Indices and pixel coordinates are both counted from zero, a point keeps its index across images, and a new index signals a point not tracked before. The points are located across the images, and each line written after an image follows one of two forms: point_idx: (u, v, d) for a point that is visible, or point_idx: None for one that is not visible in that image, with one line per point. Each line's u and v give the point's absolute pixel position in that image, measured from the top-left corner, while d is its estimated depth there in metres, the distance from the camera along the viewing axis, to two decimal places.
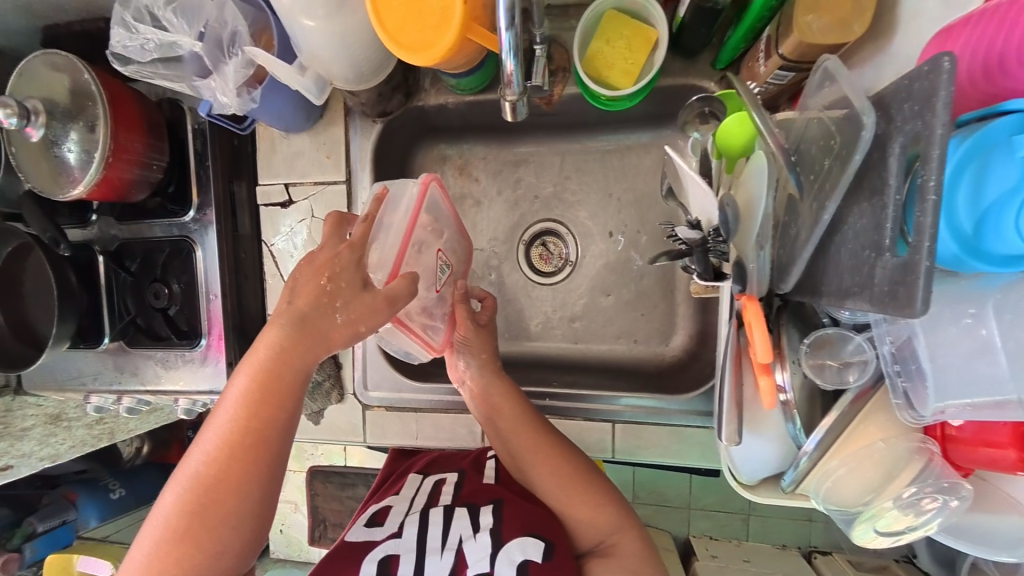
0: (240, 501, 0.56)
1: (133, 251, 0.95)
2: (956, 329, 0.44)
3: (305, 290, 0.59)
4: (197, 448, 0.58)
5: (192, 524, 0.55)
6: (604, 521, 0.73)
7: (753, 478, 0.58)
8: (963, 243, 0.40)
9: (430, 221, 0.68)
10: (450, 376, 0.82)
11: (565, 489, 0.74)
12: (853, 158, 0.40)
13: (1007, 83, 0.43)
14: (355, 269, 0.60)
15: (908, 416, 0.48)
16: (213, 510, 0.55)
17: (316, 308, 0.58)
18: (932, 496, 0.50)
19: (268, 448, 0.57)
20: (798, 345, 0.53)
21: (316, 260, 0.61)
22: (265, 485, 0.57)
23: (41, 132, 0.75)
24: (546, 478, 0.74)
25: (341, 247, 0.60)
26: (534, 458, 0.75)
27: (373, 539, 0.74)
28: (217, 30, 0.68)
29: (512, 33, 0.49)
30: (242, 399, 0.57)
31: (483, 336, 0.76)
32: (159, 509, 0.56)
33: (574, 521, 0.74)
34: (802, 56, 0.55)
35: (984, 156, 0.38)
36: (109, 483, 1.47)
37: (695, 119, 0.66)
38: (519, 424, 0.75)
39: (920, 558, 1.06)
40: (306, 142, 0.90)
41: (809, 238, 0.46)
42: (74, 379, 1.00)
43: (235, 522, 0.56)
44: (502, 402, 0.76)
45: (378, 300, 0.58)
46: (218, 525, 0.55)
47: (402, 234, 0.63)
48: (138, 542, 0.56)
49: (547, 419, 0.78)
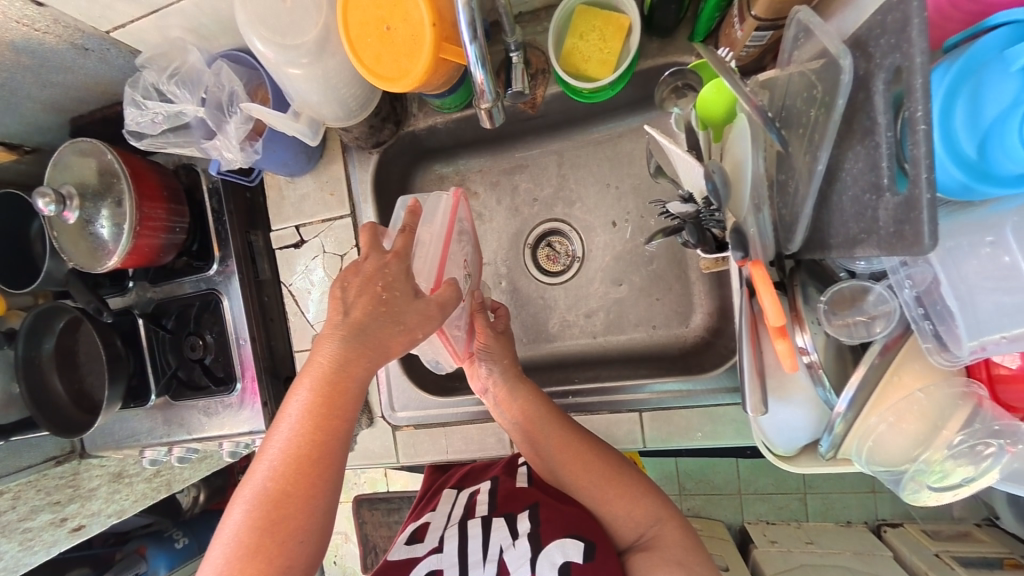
0: (309, 516, 0.55)
1: (168, 309, 1.01)
2: (978, 260, 0.42)
3: (360, 301, 0.57)
4: (262, 463, 0.56)
5: (263, 542, 0.53)
6: (642, 514, 0.72)
7: (790, 449, 0.57)
8: (969, 170, 0.36)
9: (460, 231, 0.72)
10: (472, 387, 0.82)
11: (600, 485, 0.74)
12: (836, 103, 0.39)
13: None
14: (404, 279, 0.60)
15: (942, 361, 0.44)
16: (283, 527, 0.54)
17: (374, 319, 0.56)
18: (984, 441, 0.47)
19: (335, 461, 0.56)
20: (817, 304, 0.52)
21: (364, 268, 0.59)
22: (331, 497, 0.56)
23: (76, 214, 0.82)
24: (580, 476, 0.74)
25: (388, 258, 0.60)
26: (565, 457, 0.75)
27: (416, 555, 0.76)
28: (216, 93, 0.73)
29: (476, 45, 0.51)
30: (307, 412, 0.55)
31: (504, 343, 0.79)
32: (227, 527, 0.54)
33: (611, 516, 0.74)
34: (777, 13, 0.53)
35: (978, 74, 0.35)
36: (173, 533, 1.55)
37: (671, 94, 0.68)
38: (551, 424, 0.76)
39: (1003, 516, 0.99)
40: (310, 184, 0.94)
41: (807, 192, 0.44)
42: (129, 437, 1.06)
43: (305, 537, 0.55)
44: (527, 405, 0.77)
45: (431, 307, 0.59)
46: (289, 540, 0.54)
47: (441, 246, 0.65)
48: (208, 562, 0.54)
49: (572, 418, 0.78)
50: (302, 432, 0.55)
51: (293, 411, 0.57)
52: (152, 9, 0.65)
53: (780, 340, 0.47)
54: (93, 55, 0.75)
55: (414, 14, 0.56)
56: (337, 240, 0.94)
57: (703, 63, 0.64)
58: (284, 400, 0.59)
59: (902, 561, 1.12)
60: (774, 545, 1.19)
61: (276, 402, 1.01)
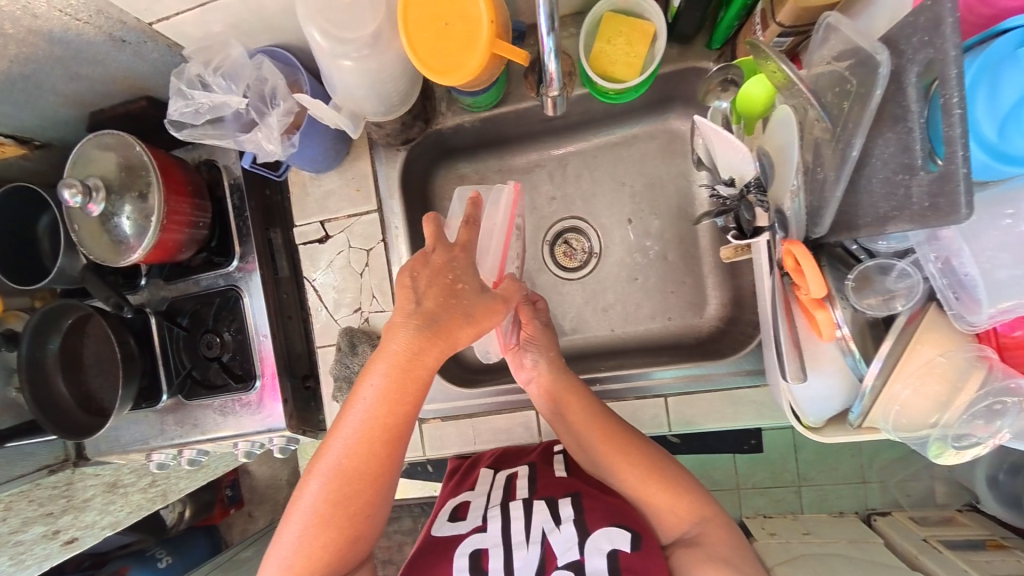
0: (380, 486, 0.61)
1: (183, 307, 1.00)
2: (998, 231, 0.47)
3: (431, 292, 0.58)
4: (338, 439, 0.61)
5: (343, 506, 0.60)
6: (687, 510, 0.72)
7: (818, 419, 0.60)
8: (991, 150, 0.41)
9: (517, 227, 0.76)
10: (516, 378, 0.84)
11: (642, 477, 0.73)
12: (872, 94, 0.44)
13: (1005, 2, 0.43)
14: (473, 270, 0.61)
15: (960, 323, 0.51)
16: (361, 495, 0.61)
17: (444, 310, 0.58)
18: (1000, 398, 0.52)
19: (404, 441, 0.61)
20: (844, 283, 0.56)
21: (433, 260, 0.60)
22: (395, 473, 0.62)
23: (101, 207, 0.80)
24: (623, 471, 0.74)
25: (455, 251, 0.61)
26: (606, 450, 0.75)
27: (459, 533, 0.74)
28: (258, 88, 0.75)
29: (552, 37, 0.56)
30: (378, 400, 0.59)
31: (549, 334, 0.81)
32: (305, 496, 0.61)
33: (655, 511, 0.73)
34: (797, 20, 0.59)
35: (993, 70, 0.40)
36: (157, 552, 1.48)
37: (716, 88, 0.76)
38: (592, 416, 0.76)
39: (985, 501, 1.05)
40: (336, 180, 0.95)
41: (839, 177, 0.49)
42: (134, 442, 1.02)
43: (376, 503, 0.62)
44: (570, 396, 0.78)
45: (496, 300, 0.61)
46: (365, 506, 0.61)
47: (502, 241, 0.70)
48: (289, 522, 0.62)
49: (615, 413, 0.78)
50: (373, 418, 0.59)
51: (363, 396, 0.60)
52: (200, 3, 0.66)
53: (821, 309, 0.52)
54: (129, 48, 0.75)
55: (471, 11, 0.58)
56: (363, 235, 0.95)
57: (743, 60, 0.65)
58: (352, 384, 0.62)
59: (892, 546, 1.05)
60: (774, 536, 1.10)
61: (294, 401, 1.00)
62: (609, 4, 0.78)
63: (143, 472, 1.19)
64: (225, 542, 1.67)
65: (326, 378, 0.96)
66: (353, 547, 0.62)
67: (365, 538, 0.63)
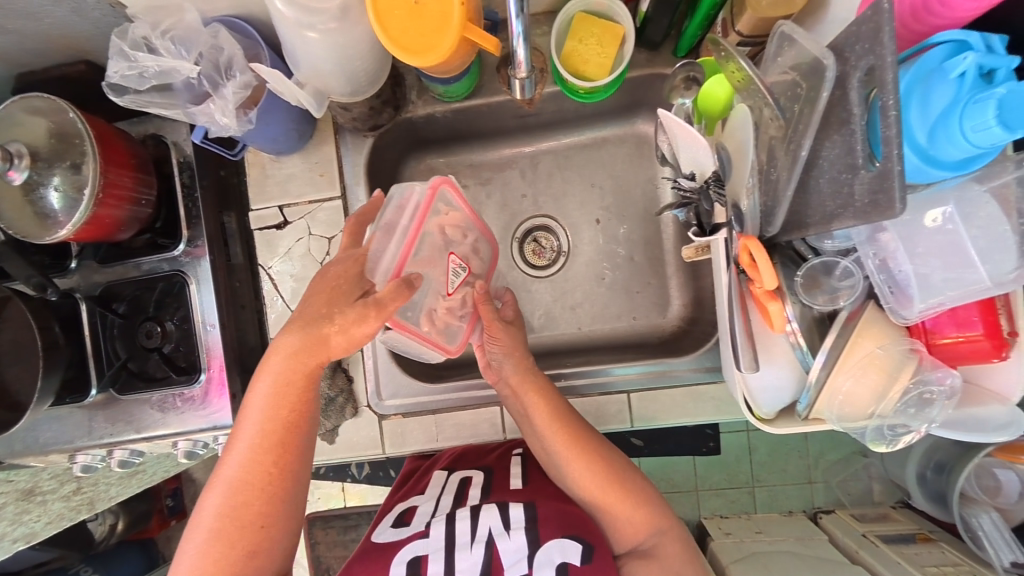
0: (275, 495, 0.62)
1: (120, 293, 0.91)
2: (930, 229, 0.51)
3: (315, 300, 0.64)
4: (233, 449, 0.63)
5: (234, 516, 0.60)
6: (644, 522, 0.69)
7: (771, 411, 0.62)
8: (922, 155, 0.45)
9: (451, 220, 0.71)
10: (488, 376, 0.82)
11: (602, 488, 0.70)
12: (820, 96, 0.46)
13: (934, 20, 0.47)
14: (357, 279, 0.65)
15: (896, 317, 0.55)
16: (252, 502, 0.61)
17: (325, 314, 0.63)
18: (929, 390, 0.56)
19: (300, 444, 0.64)
20: (794, 279, 0.59)
21: (327, 274, 0.65)
22: (293, 480, 0.63)
23: (24, 175, 0.73)
24: (583, 476, 0.70)
25: (349, 261, 0.65)
26: (570, 455, 0.71)
27: (401, 539, 0.70)
28: (213, 56, 0.70)
29: (521, 20, 0.55)
30: (269, 402, 0.63)
31: (514, 333, 0.78)
32: (201, 514, 0.61)
33: (612, 520, 0.70)
34: (755, 30, 0.62)
35: (924, 82, 0.44)
36: (79, 569, 1.37)
37: (681, 84, 0.71)
38: (556, 419, 0.73)
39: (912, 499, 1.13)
40: (298, 164, 0.91)
41: (790, 176, 0.51)
42: (55, 442, 0.92)
43: (272, 510, 0.61)
44: (537, 396, 0.75)
45: (369, 308, 0.61)
46: (263, 516, 0.61)
47: (402, 240, 0.66)
48: (184, 547, 0.60)
49: (584, 419, 0.75)
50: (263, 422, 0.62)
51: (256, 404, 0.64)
52: None
53: (773, 301, 0.54)
54: (66, 3, 0.68)
55: None
56: (327, 223, 0.91)
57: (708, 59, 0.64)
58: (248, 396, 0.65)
59: (835, 543, 1.08)
60: (729, 536, 1.12)
61: (245, 396, 0.94)
62: (581, 5, 0.78)
63: (65, 478, 1.07)
64: (163, 556, 1.53)
65: None
66: (252, 568, 0.61)
67: (265, 552, 0.61)
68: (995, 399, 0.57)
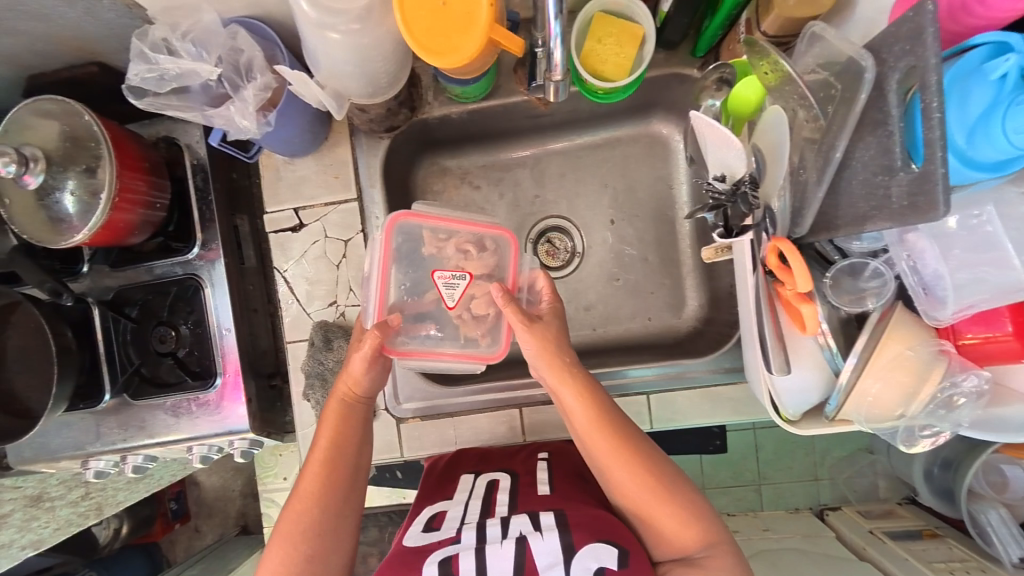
0: (315, 508, 0.67)
1: (132, 297, 0.90)
2: (965, 230, 0.51)
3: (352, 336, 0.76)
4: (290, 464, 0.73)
5: (294, 524, 0.66)
6: (693, 534, 0.65)
7: (796, 413, 0.62)
8: (960, 156, 0.45)
9: (434, 240, 0.71)
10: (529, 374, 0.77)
11: (648, 497, 0.66)
12: (858, 98, 0.46)
13: (971, 21, 0.47)
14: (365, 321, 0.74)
15: (929, 318, 0.56)
16: (308, 512, 0.67)
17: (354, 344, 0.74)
18: (959, 390, 0.56)
19: (335, 460, 0.70)
20: (822, 281, 0.59)
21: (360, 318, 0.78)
22: (329, 494, 0.68)
23: (39, 178, 0.71)
24: (628, 484, 0.67)
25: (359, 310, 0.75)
26: (614, 463, 0.67)
27: (431, 543, 0.68)
28: (232, 58, 0.70)
29: (559, 22, 0.55)
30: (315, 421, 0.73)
31: (556, 329, 0.71)
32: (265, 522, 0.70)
33: (657, 530, 0.67)
34: (780, 30, 0.62)
35: (962, 83, 0.44)
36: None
37: (711, 85, 0.69)
38: (600, 427, 0.68)
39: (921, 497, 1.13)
40: (312, 166, 0.90)
41: (822, 178, 0.51)
42: (67, 448, 0.91)
43: (324, 520, 0.67)
44: (580, 401, 0.68)
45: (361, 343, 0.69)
46: (302, 528, 0.66)
47: (377, 282, 0.70)
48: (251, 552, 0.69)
49: (629, 425, 0.70)
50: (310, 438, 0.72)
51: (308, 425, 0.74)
52: None
53: (806, 304, 0.54)
54: (81, 4, 0.67)
55: None
56: (341, 225, 0.90)
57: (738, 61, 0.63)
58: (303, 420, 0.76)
59: (842, 540, 1.08)
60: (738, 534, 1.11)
61: (259, 400, 0.94)
62: (600, 5, 0.78)
63: (73, 483, 1.06)
64: (168, 561, 1.52)
65: (295, 376, 0.90)
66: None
67: (318, 562, 0.66)
68: (1015, 399, 0.57)
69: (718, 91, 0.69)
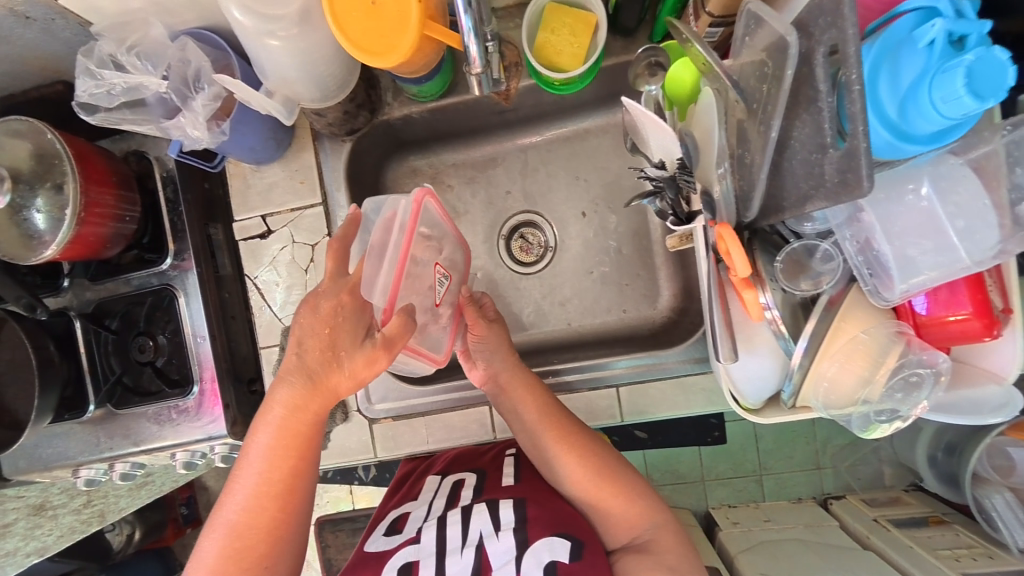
0: (277, 537, 0.66)
1: (112, 309, 0.92)
2: (905, 205, 0.50)
3: (313, 345, 0.64)
4: (230, 495, 0.66)
5: (235, 562, 0.64)
6: (637, 514, 0.68)
7: (757, 401, 0.61)
8: (893, 130, 0.43)
9: (426, 238, 0.70)
10: (471, 379, 0.81)
11: (593, 480, 0.70)
12: (785, 74, 0.45)
13: None
14: (357, 317, 0.65)
15: (876, 299, 0.53)
16: (256, 547, 0.65)
17: (321, 364, 0.64)
18: (916, 371, 0.54)
19: (297, 487, 0.67)
20: (774, 265, 0.57)
21: (321, 307, 0.64)
22: (291, 520, 0.67)
23: (7, 198, 0.74)
24: (574, 470, 0.71)
25: (342, 296, 0.64)
26: (561, 450, 0.72)
27: (392, 547, 0.71)
28: (181, 69, 0.71)
29: (470, 15, 0.56)
30: (270, 452, 0.66)
31: (497, 330, 0.78)
32: (200, 556, 0.65)
33: (603, 514, 0.70)
34: (726, 10, 0.61)
35: (894, 53, 0.42)
36: None
37: (644, 71, 0.72)
38: (545, 414, 0.74)
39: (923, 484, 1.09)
40: (278, 172, 0.91)
41: (763, 159, 0.49)
42: (56, 458, 0.93)
43: (280, 546, 0.66)
44: (526, 393, 0.75)
45: (376, 349, 0.62)
46: (260, 556, 0.65)
47: (398, 264, 0.64)
48: None
49: (573, 416, 0.75)
50: (264, 469, 0.66)
51: (255, 451, 0.67)
52: None
53: (748, 290, 0.53)
54: (35, 24, 0.69)
55: None
56: (310, 229, 0.91)
57: (672, 44, 0.66)
58: (247, 441, 0.68)
59: (845, 529, 1.03)
60: (737, 526, 1.07)
61: (238, 407, 0.95)
62: None
63: (74, 492, 1.08)
64: (179, 564, 1.55)
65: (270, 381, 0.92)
66: None
67: None
68: (989, 380, 0.56)
69: (653, 75, 0.72)
